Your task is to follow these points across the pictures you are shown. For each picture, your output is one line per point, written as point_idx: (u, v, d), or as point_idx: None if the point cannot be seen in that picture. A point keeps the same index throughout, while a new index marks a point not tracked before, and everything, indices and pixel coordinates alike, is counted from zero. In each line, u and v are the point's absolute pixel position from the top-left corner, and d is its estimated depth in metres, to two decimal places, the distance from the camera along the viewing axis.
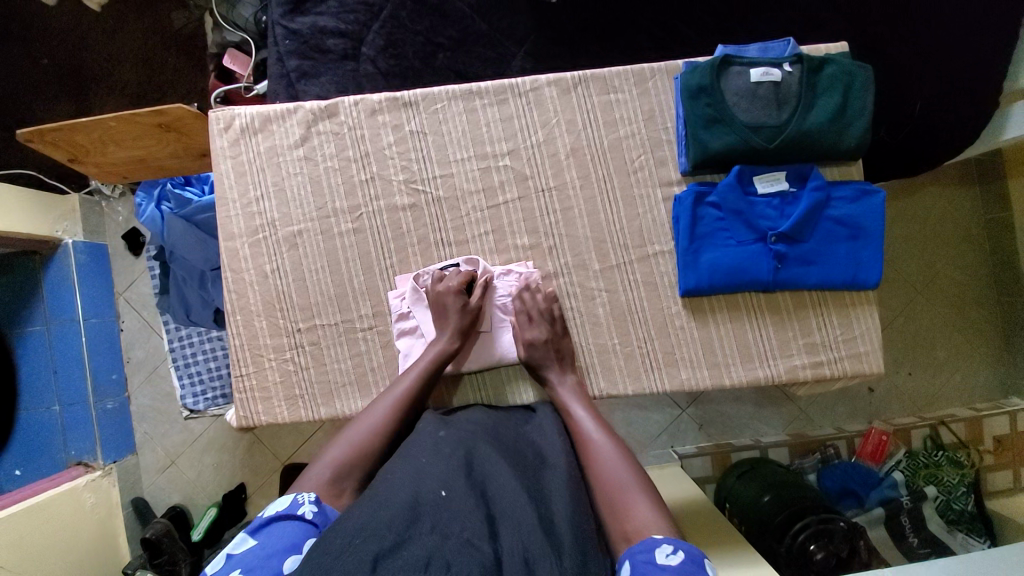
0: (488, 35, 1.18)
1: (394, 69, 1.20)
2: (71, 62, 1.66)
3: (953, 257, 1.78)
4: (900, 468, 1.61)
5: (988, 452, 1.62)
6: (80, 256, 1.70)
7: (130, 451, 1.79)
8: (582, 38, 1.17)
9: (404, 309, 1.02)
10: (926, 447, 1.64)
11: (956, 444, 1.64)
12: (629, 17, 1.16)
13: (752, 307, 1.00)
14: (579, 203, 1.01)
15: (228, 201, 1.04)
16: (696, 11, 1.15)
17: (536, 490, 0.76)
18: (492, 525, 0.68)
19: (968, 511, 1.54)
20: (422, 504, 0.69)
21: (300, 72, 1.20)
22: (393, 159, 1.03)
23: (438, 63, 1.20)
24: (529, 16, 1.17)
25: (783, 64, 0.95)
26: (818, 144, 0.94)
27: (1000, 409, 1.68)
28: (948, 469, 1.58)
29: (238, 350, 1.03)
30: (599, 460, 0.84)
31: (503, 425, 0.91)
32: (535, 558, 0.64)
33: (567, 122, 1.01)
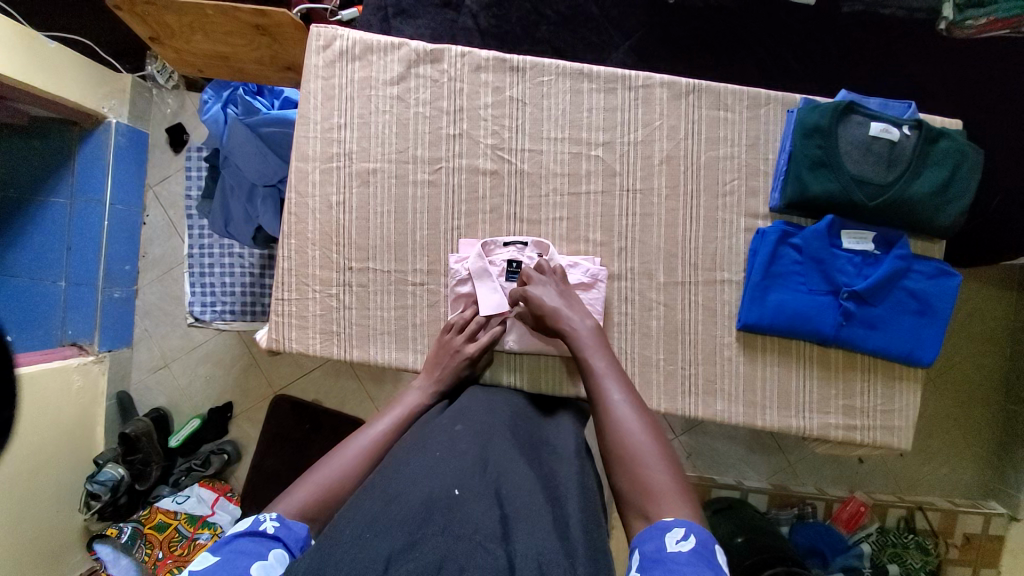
0: (596, 20, 1.14)
1: (494, 29, 1.16)
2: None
3: (974, 354, 1.79)
4: (869, 540, 1.64)
5: (954, 545, 1.69)
6: (120, 140, 1.65)
7: (127, 343, 1.77)
8: (691, 46, 1.13)
9: (465, 274, 0.99)
10: (898, 527, 1.69)
11: (927, 531, 1.69)
12: (744, 37, 1.12)
13: (804, 357, 0.99)
14: (660, 212, 1.00)
15: (308, 120, 1.01)
16: (812, 47, 1.11)
17: (553, 495, 0.71)
18: (506, 526, 0.63)
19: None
20: (435, 502, 0.65)
21: (400, 8, 1.16)
22: (486, 121, 1.00)
23: (540, 35, 1.16)
24: (644, 9, 1.13)
25: (902, 125, 0.92)
26: (912, 214, 0.93)
27: (977, 508, 1.71)
28: (914, 553, 1.64)
29: (284, 274, 1.01)
30: (619, 426, 0.78)
31: (523, 421, 0.89)
32: (550, 563, 0.58)
33: (669, 128, 0.99)
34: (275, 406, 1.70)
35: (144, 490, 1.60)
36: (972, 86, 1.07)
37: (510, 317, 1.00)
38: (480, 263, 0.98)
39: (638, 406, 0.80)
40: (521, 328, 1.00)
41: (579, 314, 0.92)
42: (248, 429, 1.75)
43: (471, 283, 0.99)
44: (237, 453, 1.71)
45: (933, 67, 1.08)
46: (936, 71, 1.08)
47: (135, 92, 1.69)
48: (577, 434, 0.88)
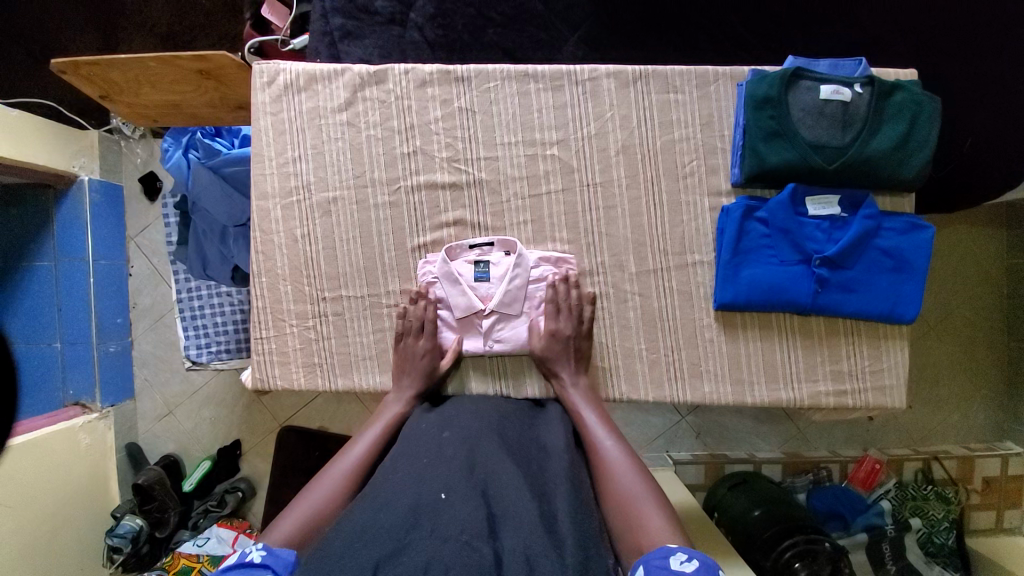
0: (542, 15, 1.13)
1: (442, 39, 1.16)
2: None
3: (971, 298, 1.81)
4: (889, 496, 1.66)
5: (975, 491, 1.70)
6: (94, 195, 1.66)
7: (129, 396, 1.78)
8: (640, 30, 1.12)
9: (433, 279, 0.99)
10: (917, 480, 1.70)
11: (945, 480, 1.71)
12: (691, 13, 1.10)
13: (785, 328, 0.99)
14: (623, 203, 0.99)
15: (263, 158, 1.00)
16: (761, 13, 1.09)
17: (540, 491, 0.72)
18: (492, 524, 0.64)
19: (947, 546, 1.60)
20: (421, 509, 0.66)
21: (344, 31, 1.16)
22: (439, 135, 0.99)
23: (488, 38, 1.15)
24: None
25: (853, 85, 0.91)
26: (876, 172, 0.91)
27: (994, 451, 1.73)
28: (935, 503, 1.63)
29: (260, 313, 1.01)
30: (610, 472, 0.81)
31: (509, 422, 0.89)
32: (536, 558, 0.59)
33: (621, 117, 0.98)
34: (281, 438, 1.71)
35: (165, 536, 1.61)
36: (928, 31, 1.05)
37: (487, 315, 0.99)
38: (446, 266, 0.98)
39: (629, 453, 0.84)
40: (502, 322, 1.00)
41: (568, 368, 0.96)
42: (259, 464, 1.78)
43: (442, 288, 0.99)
44: (251, 488, 1.74)
45: (886, 16, 1.05)
46: (889, 19, 1.05)
47: (103, 146, 1.70)
48: (564, 429, 0.88)
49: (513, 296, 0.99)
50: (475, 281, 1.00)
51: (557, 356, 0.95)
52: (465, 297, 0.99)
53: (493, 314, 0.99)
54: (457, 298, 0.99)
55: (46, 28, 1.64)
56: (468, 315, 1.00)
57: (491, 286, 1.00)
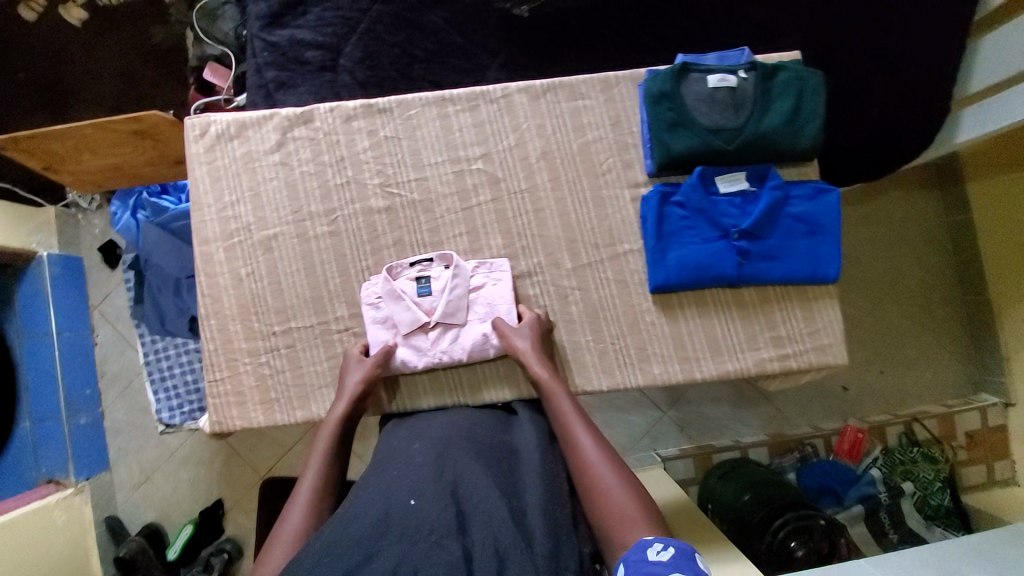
0: (464, 47, 1.28)
1: (372, 78, 1.28)
2: (61, 72, 1.72)
3: (920, 259, 1.89)
4: (878, 464, 1.69)
5: (961, 447, 1.74)
6: (54, 270, 1.67)
7: (105, 467, 1.74)
8: (555, 47, 1.26)
9: (376, 299, 1.01)
10: (902, 444, 1.73)
11: (931, 440, 1.74)
12: (596, 29, 1.25)
13: (720, 302, 1.03)
14: (550, 205, 1.04)
15: (203, 205, 1.04)
16: (647, 28, 1.26)
17: (509, 484, 0.76)
18: (461, 521, 0.67)
19: (944, 506, 1.66)
20: (393, 515, 0.69)
21: (277, 82, 1.28)
22: (368, 164, 1.04)
23: (415, 72, 1.28)
24: (503, 27, 1.27)
25: (738, 71, 0.99)
26: (773, 147, 0.99)
27: (972, 404, 1.78)
28: (924, 465, 1.68)
29: (212, 355, 1.02)
30: (582, 463, 0.81)
31: (483, 426, 0.90)
32: (505, 551, 0.64)
33: (537, 127, 1.05)
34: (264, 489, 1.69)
35: None
36: None
37: (432, 328, 1.01)
38: (388, 284, 1.01)
39: (601, 442, 0.84)
40: (449, 332, 1.02)
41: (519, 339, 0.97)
42: (244, 521, 1.73)
43: (384, 306, 1.01)
44: (237, 548, 1.69)
45: None
46: None
47: (61, 222, 1.73)
48: (536, 426, 0.91)
49: (455, 306, 1.01)
50: (419, 296, 1.02)
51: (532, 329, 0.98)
52: (408, 310, 1.01)
53: (438, 326, 1.01)
54: (407, 312, 1.01)
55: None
56: (415, 329, 1.01)
57: (432, 298, 1.02)
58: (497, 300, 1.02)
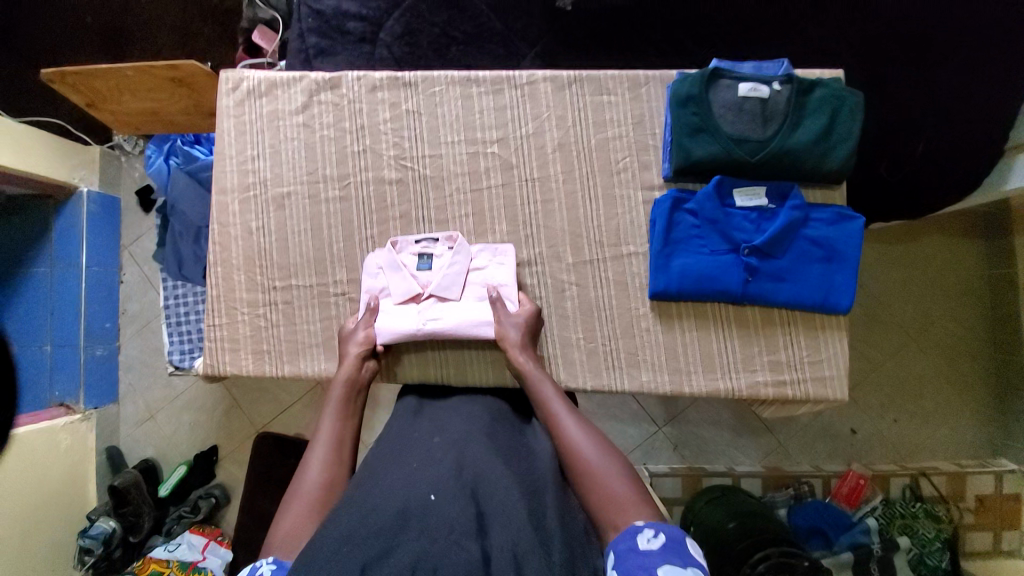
0: (501, 33, 1.29)
1: (409, 56, 1.30)
2: (122, 21, 1.80)
3: (952, 308, 1.79)
4: (875, 514, 1.62)
5: (968, 509, 1.63)
6: (93, 206, 1.76)
7: (113, 399, 1.83)
8: (592, 44, 1.26)
9: (376, 269, 1.02)
10: (905, 497, 1.66)
11: (936, 497, 1.65)
12: (639, 27, 1.25)
13: (721, 318, 1.00)
14: (560, 197, 1.04)
15: (225, 156, 1.08)
16: (686, 32, 1.25)
17: (529, 492, 0.74)
18: (481, 522, 0.65)
19: (942, 567, 1.55)
20: (410, 511, 0.66)
21: (319, 48, 1.31)
22: (386, 135, 1.05)
23: (452, 54, 1.30)
24: (542, 19, 1.27)
25: (772, 82, 0.95)
26: (798, 164, 0.95)
27: (986, 467, 1.67)
28: (925, 522, 1.59)
29: (214, 300, 1.05)
30: (572, 451, 0.81)
31: (501, 424, 0.90)
32: (524, 556, 0.61)
33: (557, 117, 1.04)
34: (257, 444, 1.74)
35: (138, 541, 1.63)
36: None
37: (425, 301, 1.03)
38: (393, 256, 1.02)
39: (591, 431, 0.83)
40: (441, 306, 1.03)
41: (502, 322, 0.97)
42: (233, 471, 1.79)
43: (382, 276, 1.02)
44: (225, 494, 1.74)
45: None
46: None
47: (104, 161, 1.81)
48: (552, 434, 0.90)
49: (452, 283, 1.02)
50: (418, 270, 1.03)
51: (524, 317, 0.97)
52: (405, 283, 1.02)
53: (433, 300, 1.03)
54: (400, 284, 1.01)
55: (57, 52, 1.79)
56: (408, 300, 1.03)
57: (430, 275, 1.03)
58: (494, 276, 1.02)
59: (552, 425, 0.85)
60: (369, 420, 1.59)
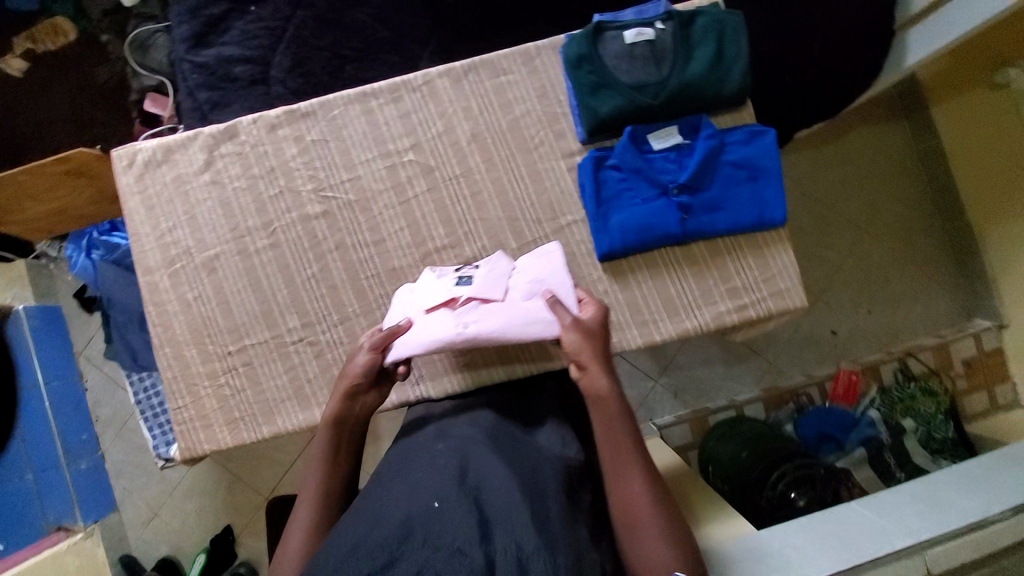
0: (389, 40, 1.36)
1: (304, 84, 1.35)
2: (19, 129, 1.75)
3: (894, 191, 1.86)
4: (875, 405, 1.68)
5: (960, 377, 1.74)
6: (34, 321, 1.67)
7: (110, 507, 1.75)
8: (479, 29, 1.34)
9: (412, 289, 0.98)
10: (900, 382, 1.72)
11: (926, 372, 1.74)
12: (518, 4, 1.32)
13: (671, 262, 1.01)
14: (487, 186, 1.03)
15: (141, 236, 1.04)
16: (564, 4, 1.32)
17: (533, 491, 0.70)
18: (485, 526, 0.63)
19: (950, 438, 1.62)
20: (413, 519, 0.64)
21: (212, 102, 1.34)
22: (300, 171, 1.03)
23: (347, 73, 1.36)
24: (427, 18, 1.34)
25: (654, 23, 0.97)
26: (700, 95, 0.97)
27: (965, 331, 1.78)
28: (923, 400, 1.65)
29: (172, 383, 1.01)
30: (626, 495, 0.71)
31: (502, 428, 0.86)
32: (528, 559, 0.60)
33: (463, 109, 1.03)
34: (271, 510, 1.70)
35: None
36: None
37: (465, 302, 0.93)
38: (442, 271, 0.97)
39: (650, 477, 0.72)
40: (480, 309, 0.93)
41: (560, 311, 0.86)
42: (255, 543, 1.75)
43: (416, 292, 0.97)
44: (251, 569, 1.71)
45: None
46: None
47: (34, 274, 1.74)
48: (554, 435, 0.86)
49: (496, 280, 0.95)
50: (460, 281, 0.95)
51: (592, 319, 0.86)
52: (440, 291, 0.94)
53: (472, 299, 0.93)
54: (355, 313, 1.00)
55: None
56: (440, 305, 0.93)
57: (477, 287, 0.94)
58: (543, 276, 0.95)
59: (611, 457, 0.74)
60: (374, 455, 1.57)
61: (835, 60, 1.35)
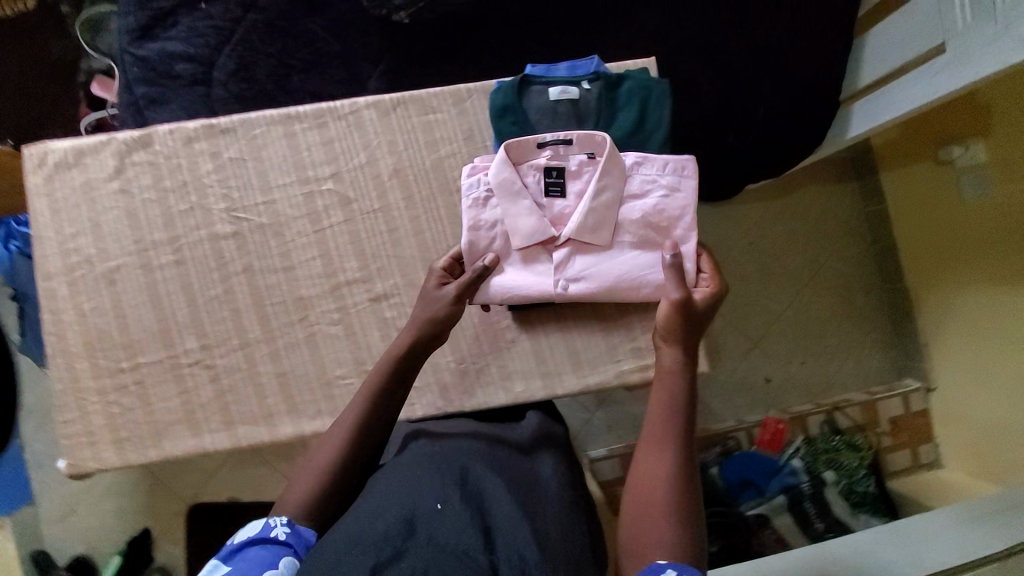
0: (341, 55, 1.30)
1: (248, 91, 1.27)
2: None
3: (837, 250, 1.88)
4: (799, 454, 1.68)
5: (885, 433, 1.75)
6: None
7: (28, 500, 1.68)
8: (435, 56, 1.30)
9: (486, 194, 0.94)
10: (825, 433, 1.72)
11: (853, 427, 1.74)
12: (479, 31, 1.29)
13: (580, 318, 1.02)
14: (405, 223, 1.02)
15: (43, 239, 1.00)
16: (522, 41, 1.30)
17: (530, 499, 0.72)
18: (487, 534, 0.64)
19: (870, 492, 1.63)
20: (417, 516, 0.65)
21: (149, 98, 1.25)
22: (213, 188, 1.01)
23: (294, 84, 1.28)
24: (381, 36, 1.29)
25: (581, 82, 0.99)
26: (620, 157, 0.98)
27: (894, 390, 1.79)
28: (847, 453, 1.67)
29: (61, 395, 0.99)
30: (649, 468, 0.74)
31: (498, 445, 0.84)
32: (529, 568, 0.61)
33: (388, 143, 1.02)
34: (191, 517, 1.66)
35: None
36: None
37: (562, 244, 0.96)
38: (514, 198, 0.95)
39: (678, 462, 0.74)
40: (575, 257, 0.96)
41: (672, 283, 0.86)
42: (173, 549, 1.69)
43: (496, 199, 0.94)
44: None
45: None
46: None
47: None
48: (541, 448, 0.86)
49: (603, 217, 0.94)
50: (544, 205, 0.97)
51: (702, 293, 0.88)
52: (542, 228, 0.95)
53: (568, 243, 0.96)
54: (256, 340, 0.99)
55: None
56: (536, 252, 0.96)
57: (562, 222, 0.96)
58: (663, 207, 0.95)
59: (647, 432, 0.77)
60: None
61: (777, 121, 1.37)
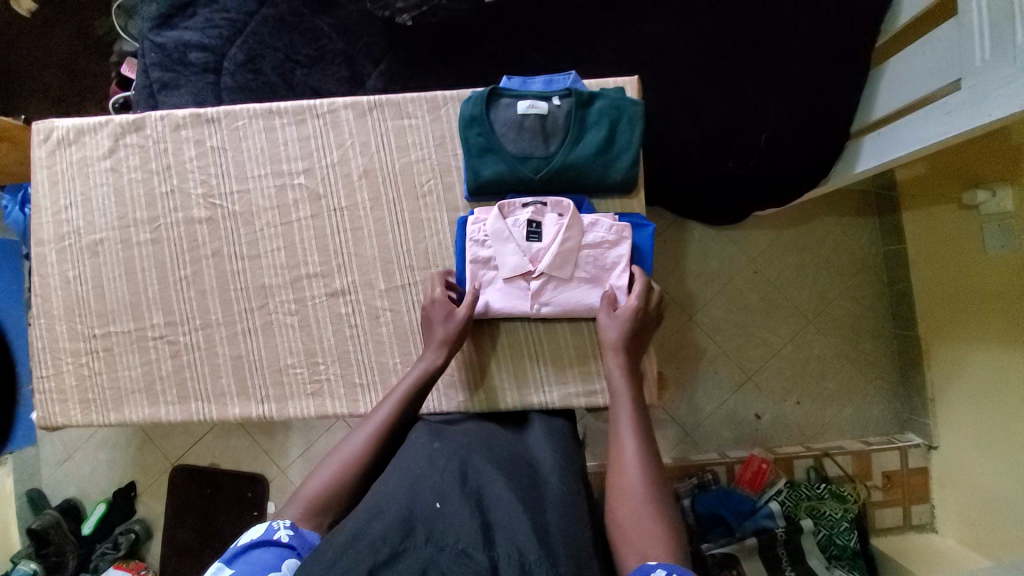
0: (343, 52, 1.28)
1: (253, 81, 1.28)
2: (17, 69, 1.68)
3: (849, 286, 1.73)
4: (779, 497, 1.54)
5: (876, 487, 1.61)
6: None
7: (32, 441, 1.77)
8: (431, 59, 1.27)
9: (481, 237, 0.97)
10: (809, 479, 1.58)
11: (842, 477, 1.60)
12: (478, 42, 1.26)
13: (531, 339, 1.02)
14: (369, 224, 1.04)
15: (40, 208, 1.08)
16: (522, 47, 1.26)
17: (534, 501, 0.70)
18: (487, 533, 0.62)
19: (851, 547, 1.47)
20: (415, 517, 0.65)
21: (163, 83, 1.29)
22: (194, 173, 1.06)
23: (296, 78, 1.29)
24: (384, 35, 1.27)
25: (551, 98, 0.97)
26: (584, 177, 0.97)
27: (893, 443, 1.64)
28: (830, 503, 1.51)
29: (40, 353, 1.06)
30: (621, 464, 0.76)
31: (498, 439, 0.88)
32: (531, 563, 0.58)
33: (360, 144, 1.05)
34: (175, 478, 1.73)
35: None
36: None
37: (536, 277, 0.97)
38: (498, 223, 0.96)
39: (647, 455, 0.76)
40: (556, 288, 0.98)
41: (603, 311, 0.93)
42: (154, 505, 1.75)
43: (490, 246, 0.97)
44: (146, 530, 1.72)
45: None
46: None
47: None
48: (551, 444, 0.87)
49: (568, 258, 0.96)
50: (527, 244, 0.97)
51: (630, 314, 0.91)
52: (518, 263, 0.97)
53: (542, 276, 0.97)
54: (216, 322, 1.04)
55: None
56: (517, 276, 0.98)
57: (542, 246, 0.97)
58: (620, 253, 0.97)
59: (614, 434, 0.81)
60: None
61: (780, 151, 1.31)
